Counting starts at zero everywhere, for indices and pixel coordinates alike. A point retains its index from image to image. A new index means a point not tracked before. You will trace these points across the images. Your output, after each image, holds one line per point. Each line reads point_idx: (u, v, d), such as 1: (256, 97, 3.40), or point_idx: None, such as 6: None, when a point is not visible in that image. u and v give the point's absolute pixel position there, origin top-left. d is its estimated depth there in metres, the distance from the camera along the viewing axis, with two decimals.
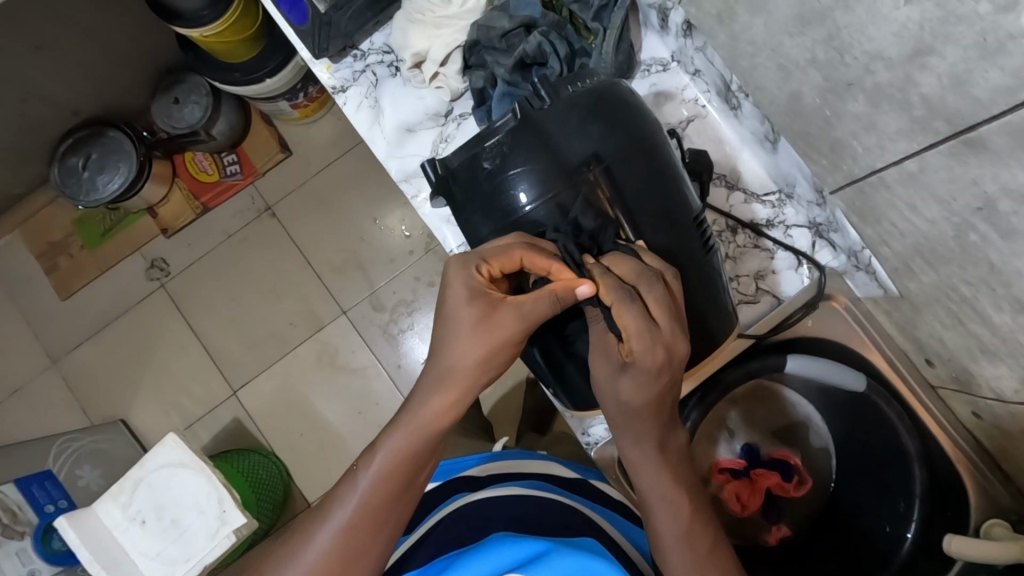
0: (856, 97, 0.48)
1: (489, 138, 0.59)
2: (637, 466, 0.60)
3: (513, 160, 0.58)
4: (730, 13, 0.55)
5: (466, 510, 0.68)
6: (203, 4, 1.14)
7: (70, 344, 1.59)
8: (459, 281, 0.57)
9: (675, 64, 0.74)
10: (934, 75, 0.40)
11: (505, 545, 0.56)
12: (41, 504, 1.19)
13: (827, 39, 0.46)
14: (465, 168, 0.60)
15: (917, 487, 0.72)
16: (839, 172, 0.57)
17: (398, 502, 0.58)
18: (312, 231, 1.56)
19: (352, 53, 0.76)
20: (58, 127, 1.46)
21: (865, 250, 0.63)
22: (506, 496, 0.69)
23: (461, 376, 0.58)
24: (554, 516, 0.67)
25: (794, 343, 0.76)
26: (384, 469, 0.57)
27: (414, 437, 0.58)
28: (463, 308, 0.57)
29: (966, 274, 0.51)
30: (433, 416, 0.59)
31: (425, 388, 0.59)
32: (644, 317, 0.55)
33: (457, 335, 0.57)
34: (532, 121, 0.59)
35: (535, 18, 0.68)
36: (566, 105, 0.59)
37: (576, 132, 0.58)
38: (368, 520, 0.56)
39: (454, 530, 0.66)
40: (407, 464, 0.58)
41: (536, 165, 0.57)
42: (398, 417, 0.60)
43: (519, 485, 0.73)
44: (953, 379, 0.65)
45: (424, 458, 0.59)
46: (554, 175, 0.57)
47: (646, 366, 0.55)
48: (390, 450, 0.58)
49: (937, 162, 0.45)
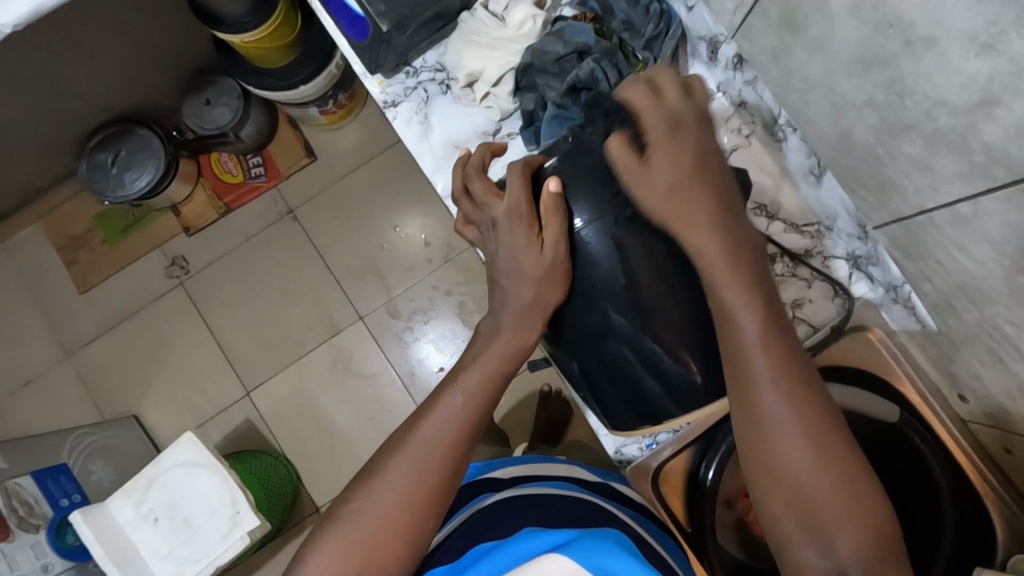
0: (913, 139, 0.50)
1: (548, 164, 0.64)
2: (735, 308, 0.53)
3: (573, 189, 0.62)
4: (786, 51, 0.57)
5: (497, 505, 0.70)
6: (246, 11, 1.15)
7: (86, 337, 1.60)
8: (518, 257, 0.62)
9: (720, 94, 0.76)
10: (999, 124, 0.42)
11: (539, 535, 0.60)
12: (55, 498, 1.19)
13: (888, 83, 0.48)
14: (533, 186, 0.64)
15: (948, 522, 0.72)
16: (886, 209, 0.59)
17: (472, 444, 0.60)
18: (333, 236, 1.58)
19: (405, 70, 0.77)
20: (90, 123, 1.48)
21: (905, 285, 0.65)
22: (535, 495, 0.71)
23: (533, 313, 0.63)
24: (584, 511, 0.68)
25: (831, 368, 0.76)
26: (476, 392, 0.61)
27: (485, 383, 0.62)
28: (526, 267, 0.62)
29: (1010, 314, 0.52)
30: (519, 341, 0.63)
31: (509, 330, 0.63)
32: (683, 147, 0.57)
33: (526, 275, 0.62)
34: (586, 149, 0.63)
35: (589, 44, 0.70)
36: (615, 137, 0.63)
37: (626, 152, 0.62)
38: (445, 457, 0.58)
39: (484, 523, 0.67)
40: (482, 408, 0.61)
41: (590, 192, 0.61)
42: (465, 368, 0.63)
43: (546, 485, 0.74)
44: (986, 415, 0.66)
45: (493, 404, 0.63)
46: (605, 203, 0.61)
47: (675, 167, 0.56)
48: (465, 391, 0.61)
49: (993, 208, 0.46)
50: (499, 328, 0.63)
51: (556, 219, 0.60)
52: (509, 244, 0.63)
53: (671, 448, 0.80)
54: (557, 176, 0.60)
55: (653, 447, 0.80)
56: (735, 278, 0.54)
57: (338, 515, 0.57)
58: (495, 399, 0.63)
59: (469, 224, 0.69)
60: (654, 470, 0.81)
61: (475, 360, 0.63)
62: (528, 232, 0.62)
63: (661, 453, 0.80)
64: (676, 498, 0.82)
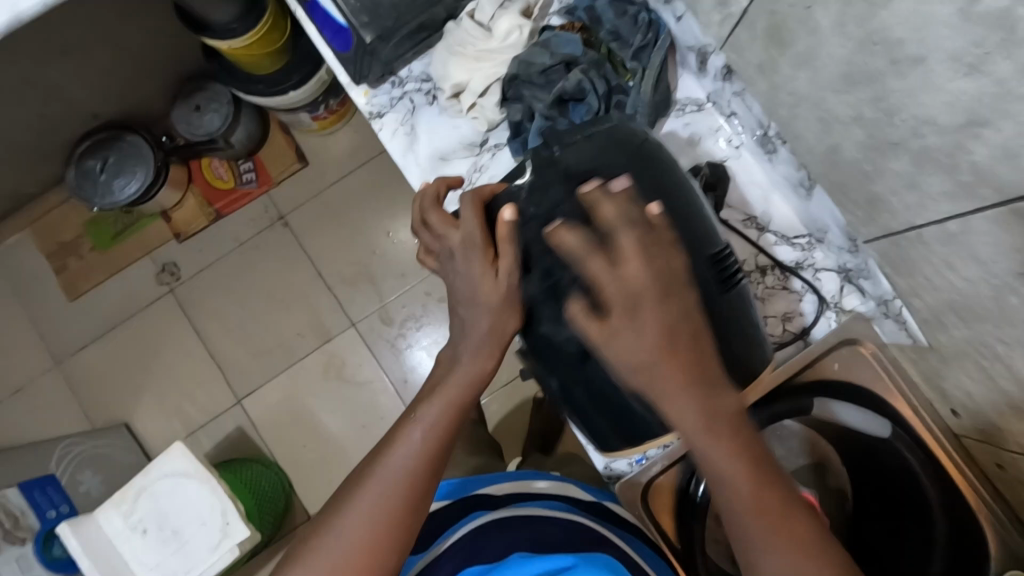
0: (901, 156, 0.49)
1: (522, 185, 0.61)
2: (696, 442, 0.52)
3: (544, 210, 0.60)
4: (773, 65, 0.57)
5: (487, 525, 0.69)
6: (235, 17, 1.14)
7: (76, 345, 1.58)
8: (474, 287, 0.61)
9: (710, 104, 0.74)
10: (987, 144, 0.41)
11: (529, 563, 0.60)
12: (42, 509, 1.18)
13: (874, 100, 0.48)
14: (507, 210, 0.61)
15: (937, 534, 0.71)
16: (875, 224, 0.58)
17: (435, 472, 0.60)
18: (325, 243, 1.56)
19: (390, 80, 0.76)
20: (79, 128, 1.47)
21: (896, 299, 0.64)
22: (527, 515, 0.70)
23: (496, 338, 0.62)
24: (575, 533, 0.68)
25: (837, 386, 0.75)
26: (439, 420, 0.61)
27: (447, 405, 0.61)
28: (484, 295, 0.61)
29: (1001, 332, 0.51)
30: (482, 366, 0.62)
31: (472, 352, 0.62)
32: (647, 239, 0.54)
33: (490, 297, 0.60)
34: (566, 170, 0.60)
35: (576, 55, 0.69)
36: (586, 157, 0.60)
37: (603, 169, 0.59)
38: (408, 488, 0.58)
39: (472, 547, 0.66)
40: (449, 431, 0.61)
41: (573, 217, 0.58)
42: (432, 392, 0.63)
43: (536, 505, 0.73)
44: (976, 430, 0.65)
45: (458, 427, 0.62)
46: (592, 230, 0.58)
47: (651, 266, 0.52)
48: (428, 420, 0.61)
49: (982, 226, 0.46)
50: (486, 346, 0.63)
51: (511, 248, 0.59)
52: (468, 274, 0.62)
53: (662, 463, 0.78)
54: (511, 205, 0.59)
55: (642, 463, 0.77)
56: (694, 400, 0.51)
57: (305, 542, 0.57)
58: (459, 425, 0.63)
59: (429, 254, 0.68)
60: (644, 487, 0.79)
61: (439, 387, 0.62)
62: (485, 261, 0.60)
63: (651, 469, 0.78)
64: (667, 514, 0.81)
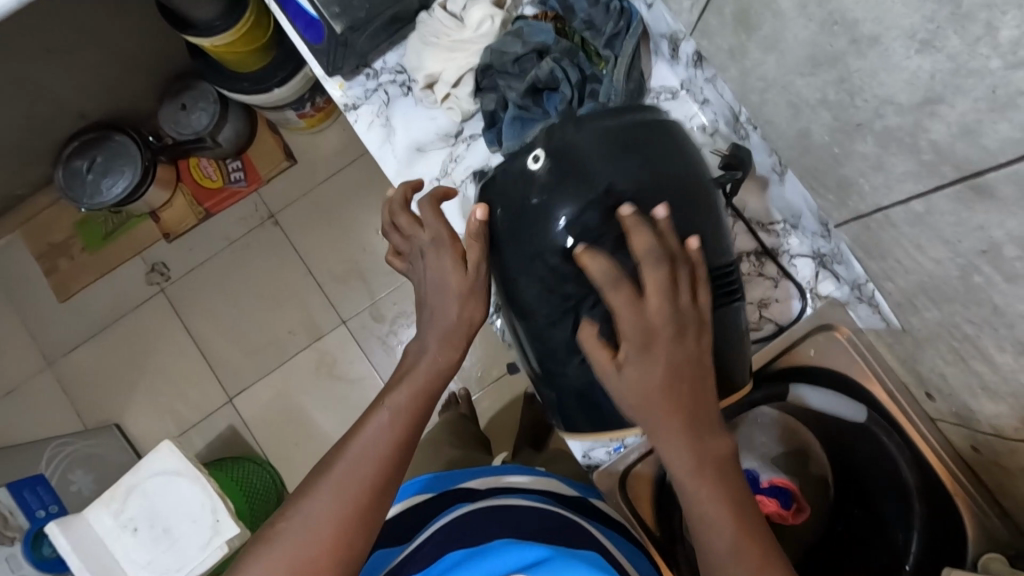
0: (865, 137, 0.49)
1: (534, 170, 0.56)
2: (684, 476, 0.54)
3: (560, 198, 0.55)
4: (742, 49, 0.56)
5: (469, 515, 0.69)
6: (217, 14, 1.14)
7: (66, 346, 1.58)
8: (439, 279, 0.62)
9: (683, 92, 0.75)
10: (944, 123, 0.41)
11: (509, 550, 0.60)
12: (31, 509, 1.18)
13: (838, 81, 0.48)
14: (512, 194, 0.57)
15: (916, 520, 0.71)
16: (845, 208, 0.58)
17: (403, 459, 0.60)
18: (315, 241, 1.56)
19: (365, 72, 0.76)
20: (66, 129, 1.47)
21: (868, 283, 0.64)
22: (509, 505, 0.70)
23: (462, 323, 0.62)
24: (556, 524, 0.67)
25: (815, 373, 0.76)
26: (406, 406, 0.61)
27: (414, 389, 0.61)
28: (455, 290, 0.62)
29: (969, 313, 0.51)
30: (445, 354, 0.63)
31: (437, 339, 0.62)
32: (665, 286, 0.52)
33: (456, 288, 0.61)
34: (575, 151, 0.56)
35: (547, 44, 0.69)
36: (607, 140, 0.56)
37: (624, 158, 0.55)
38: (374, 475, 0.57)
39: (454, 532, 0.66)
40: (414, 419, 0.61)
41: (580, 200, 0.55)
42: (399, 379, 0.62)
43: (519, 496, 0.73)
44: (953, 413, 0.65)
45: (426, 413, 0.62)
46: (595, 212, 0.55)
47: (636, 348, 0.53)
48: (395, 406, 0.61)
49: (943, 205, 0.45)
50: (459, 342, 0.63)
51: (478, 244, 0.60)
52: (436, 269, 0.62)
53: (639, 451, 0.78)
54: (484, 206, 0.59)
55: (620, 451, 0.78)
56: (691, 433, 0.54)
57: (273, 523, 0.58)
58: (426, 412, 0.63)
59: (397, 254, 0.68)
60: (623, 476, 0.80)
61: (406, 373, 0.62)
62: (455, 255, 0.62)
63: (628, 457, 0.78)
64: (646, 504, 0.80)
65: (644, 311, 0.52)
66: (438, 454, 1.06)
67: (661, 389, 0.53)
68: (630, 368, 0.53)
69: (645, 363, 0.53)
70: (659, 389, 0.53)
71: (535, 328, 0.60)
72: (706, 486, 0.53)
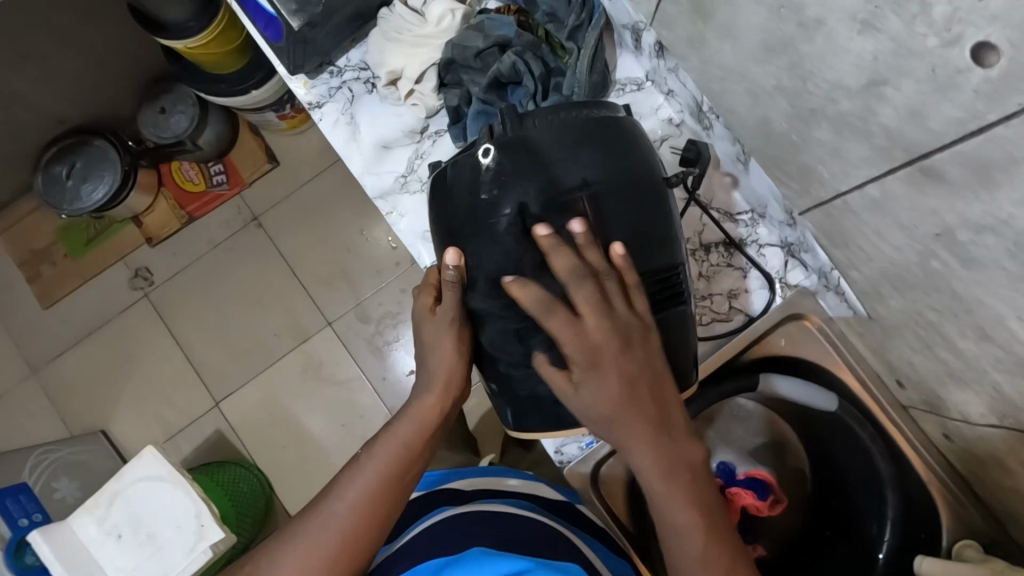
0: (820, 123, 0.48)
1: (485, 164, 0.55)
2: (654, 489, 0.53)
3: (512, 193, 0.54)
4: (700, 38, 0.56)
5: (452, 519, 0.67)
6: (189, 16, 1.13)
7: (51, 354, 1.58)
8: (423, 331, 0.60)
9: (649, 83, 0.75)
10: (892, 105, 0.41)
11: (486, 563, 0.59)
12: (14, 517, 1.16)
13: (790, 67, 0.47)
14: (462, 198, 0.57)
15: (890, 510, 0.71)
16: (808, 195, 0.57)
17: (382, 512, 0.59)
18: (298, 243, 1.56)
19: (329, 70, 0.76)
20: (44, 136, 1.46)
21: (834, 271, 0.64)
22: (493, 511, 0.69)
23: (445, 376, 0.60)
24: (538, 534, 0.67)
25: (793, 363, 0.76)
26: (386, 457, 0.60)
27: (389, 467, 0.59)
28: (437, 341, 0.59)
29: (931, 300, 0.50)
30: (430, 410, 0.61)
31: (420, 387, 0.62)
32: (598, 300, 0.53)
33: (437, 344, 0.59)
34: (529, 144, 0.55)
35: (509, 38, 0.68)
36: (559, 131, 0.55)
37: (570, 150, 0.55)
38: (349, 527, 0.57)
39: (436, 539, 0.65)
40: (392, 472, 0.60)
41: (533, 194, 0.54)
42: (381, 435, 0.62)
43: (504, 502, 0.72)
44: (923, 400, 0.64)
45: (409, 472, 0.61)
46: (540, 205, 0.54)
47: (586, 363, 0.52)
48: (375, 457, 0.60)
49: (898, 190, 0.45)
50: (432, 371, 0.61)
51: (452, 290, 0.58)
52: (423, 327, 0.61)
53: (611, 446, 0.77)
54: (454, 249, 0.57)
55: (592, 447, 0.76)
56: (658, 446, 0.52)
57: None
58: (410, 470, 0.61)
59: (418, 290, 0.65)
60: (593, 473, 0.79)
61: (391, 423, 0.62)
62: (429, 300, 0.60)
63: (600, 452, 0.77)
64: (619, 497, 0.80)
65: (585, 330, 0.52)
66: None
67: (618, 402, 0.52)
68: (584, 386, 0.53)
69: (597, 378, 0.52)
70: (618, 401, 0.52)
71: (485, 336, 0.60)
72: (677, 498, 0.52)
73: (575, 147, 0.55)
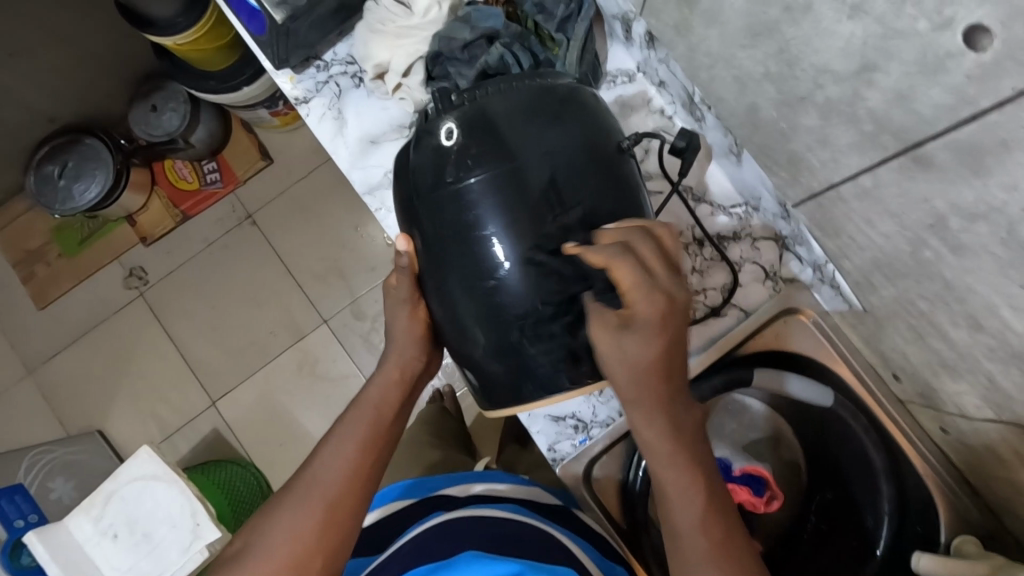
0: (809, 110, 0.47)
1: (449, 145, 0.55)
2: (657, 460, 0.53)
3: (476, 174, 0.54)
4: (686, 24, 0.55)
5: (442, 526, 0.66)
6: (177, 12, 1.11)
7: (47, 354, 1.57)
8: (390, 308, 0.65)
9: (641, 74, 0.74)
10: (880, 90, 0.40)
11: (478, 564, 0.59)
12: (10, 519, 1.16)
13: (778, 53, 0.46)
14: (427, 177, 0.56)
15: (886, 503, 0.70)
16: (799, 185, 0.56)
17: (363, 477, 0.60)
18: (293, 239, 1.55)
19: (315, 64, 0.76)
20: (35, 135, 1.45)
21: (829, 264, 0.63)
22: (484, 516, 0.68)
23: (406, 345, 0.65)
24: (531, 539, 0.66)
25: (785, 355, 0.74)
26: (359, 423, 0.62)
27: (367, 435, 0.61)
28: (400, 314, 0.64)
29: (923, 290, 0.49)
30: (396, 379, 0.65)
31: (384, 361, 0.66)
32: (637, 267, 0.52)
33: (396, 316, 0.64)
34: (488, 121, 0.55)
35: (497, 29, 0.67)
36: (523, 107, 0.55)
37: (531, 124, 0.55)
38: (332, 491, 0.58)
39: (426, 545, 0.64)
40: (367, 439, 0.61)
41: (493, 176, 0.54)
42: (352, 408, 0.64)
43: (495, 506, 0.71)
44: (918, 393, 0.64)
45: (385, 438, 0.63)
46: (505, 183, 0.54)
47: (645, 321, 0.52)
48: (350, 425, 0.62)
49: (887, 177, 0.44)
50: (393, 348, 0.65)
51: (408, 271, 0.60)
52: (392, 313, 0.65)
53: (605, 443, 0.78)
54: (406, 239, 0.59)
55: (586, 444, 0.78)
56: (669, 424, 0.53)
57: (226, 561, 0.57)
58: (385, 438, 0.63)
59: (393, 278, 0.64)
60: (587, 472, 0.79)
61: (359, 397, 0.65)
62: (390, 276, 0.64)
63: (595, 449, 0.77)
64: (612, 494, 0.79)
65: (652, 278, 0.52)
66: (415, 454, 1.04)
67: (654, 360, 0.52)
68: (631, 337, 0.52)
69: (645, 333, 0.52)
70: (660, 355, 0.52)
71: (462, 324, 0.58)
72: (683, 470, 0.52)
73: (538, 123, 0.55)
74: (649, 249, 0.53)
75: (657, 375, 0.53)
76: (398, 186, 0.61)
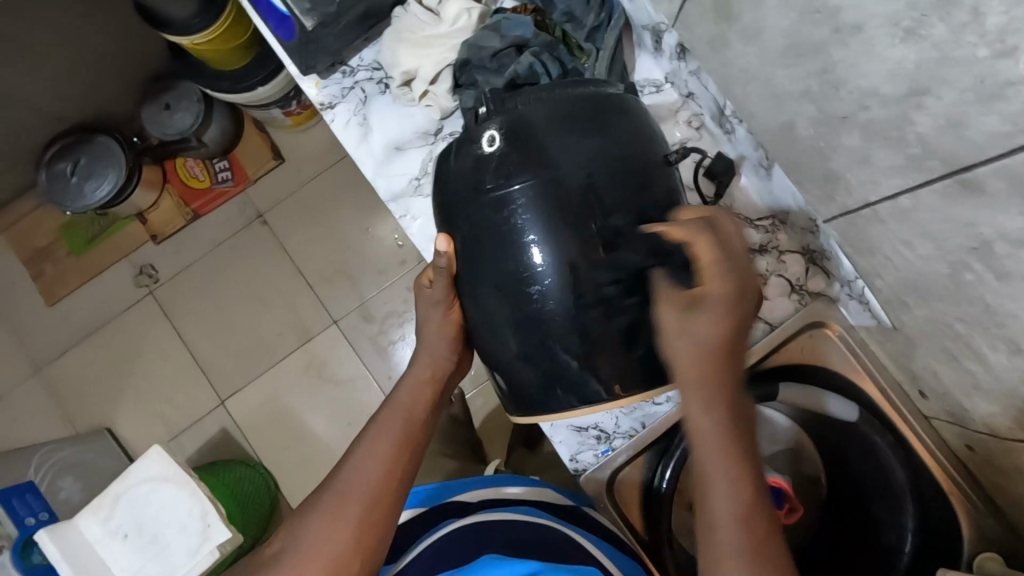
0: (851, 131, 0.47)
1: (490, 152, 0.55)
2: (700, 449, 0.47)
3: (517, 180, 0.54)
4: (723, 40, 0.54)
5: (457, 533, 0.66)
6: (194, 12, 1.11)
7: (56, 351, 1.57)
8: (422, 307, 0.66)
9: (668, 85, 0.74)
10: (930, 115, 0.39)
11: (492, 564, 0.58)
12: (20, 517, 1.16)
13: (821, 72, 0.46)
14: (467, 183, 0.57)
15: (909, 522, 0.70)
16: (833, 203, 0.56)
17: (399, 471, 0.60)
18: (302, 239, 1.54)
19: (340, 70, 0.75)
20: (48, 131, 1.44)
21: (858, 280, 0.63)
22: (499, 520, 0.67)
23: (436, 344, 0.66)
24: (545, 544, 0.65)
25: (807, 369, 0.74)
26: (393, 419, 0.63)
27: (403, 428, 0.62)
28: (432, 312, 0.65)
29: (960, 311, 0.49)
30: (426, 379, 0.66)
31: (416, 362, 0.67)
32: (716, 244, 0.51)
33: (427, 314, 0.66)
34: (528, 130, 0.55)
35: (526, 38, 0.67)
36: (564, 114, 0.56)
37: (573, 131, 0.55)
38: (369, 483, 0.58)
39: (442, 552, 0.65)
40: (403, 434, 0.62)
41: (535, 183, 0.54)
42: (386, 405, 0.65)
43: (509, 509, 0.70)
44: (946, 412, 0.63)
45: (419, 434, 0.63)
46: (545, 190, 0.54)
47: (717, 301, 0.49)
48: (383, 421, 0.63)
49: (932, 201, 0.44)
50: (423, 349, 0.67)
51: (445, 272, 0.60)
52: (425, 314, 0.66)
53: (628, 454, 0.78)
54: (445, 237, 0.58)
55: (608, 454, 0.78)
56: (724, 415, 0.48)
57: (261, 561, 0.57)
58: (420, 435, 0.64)
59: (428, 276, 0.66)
60: (609, 482, 0.79)
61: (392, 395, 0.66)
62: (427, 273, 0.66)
63: (617, 460, 0.78)
64: (635, 509, 0.79)
65: (731, 264, 0.51)
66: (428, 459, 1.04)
67: (722, 342, 0.49)
68: (703, 316, 0.49)
69: (714, 314, 0.49)
70: (726, 341, 0.49)
71: (493, 332, 0.58)
72: (733, 460, 0.46)
73: (579, 130, 0.55)
74: (733, 239, 0.53)
75: (719, 361, 0.49)
76: (436, 191, 0.61)
